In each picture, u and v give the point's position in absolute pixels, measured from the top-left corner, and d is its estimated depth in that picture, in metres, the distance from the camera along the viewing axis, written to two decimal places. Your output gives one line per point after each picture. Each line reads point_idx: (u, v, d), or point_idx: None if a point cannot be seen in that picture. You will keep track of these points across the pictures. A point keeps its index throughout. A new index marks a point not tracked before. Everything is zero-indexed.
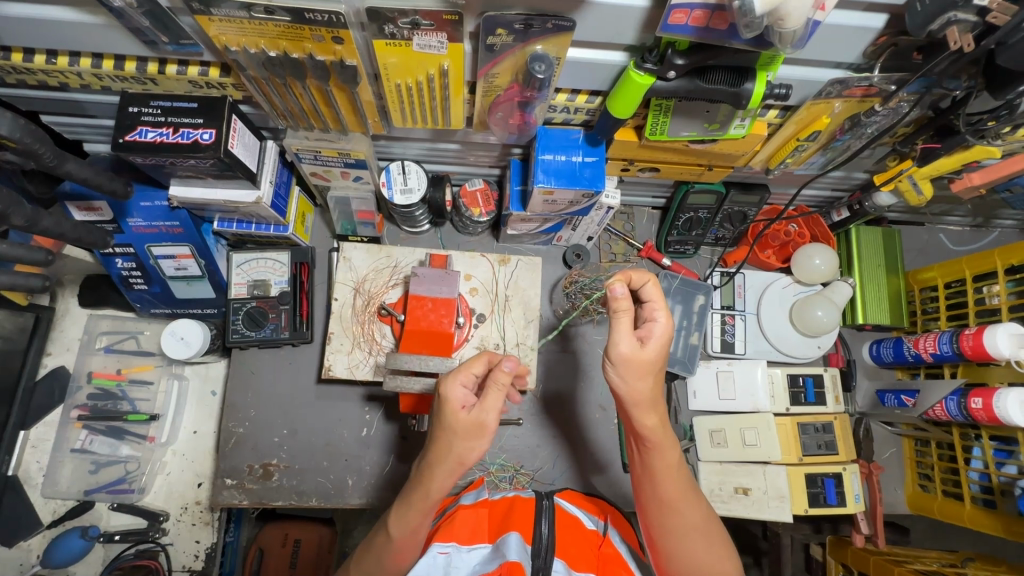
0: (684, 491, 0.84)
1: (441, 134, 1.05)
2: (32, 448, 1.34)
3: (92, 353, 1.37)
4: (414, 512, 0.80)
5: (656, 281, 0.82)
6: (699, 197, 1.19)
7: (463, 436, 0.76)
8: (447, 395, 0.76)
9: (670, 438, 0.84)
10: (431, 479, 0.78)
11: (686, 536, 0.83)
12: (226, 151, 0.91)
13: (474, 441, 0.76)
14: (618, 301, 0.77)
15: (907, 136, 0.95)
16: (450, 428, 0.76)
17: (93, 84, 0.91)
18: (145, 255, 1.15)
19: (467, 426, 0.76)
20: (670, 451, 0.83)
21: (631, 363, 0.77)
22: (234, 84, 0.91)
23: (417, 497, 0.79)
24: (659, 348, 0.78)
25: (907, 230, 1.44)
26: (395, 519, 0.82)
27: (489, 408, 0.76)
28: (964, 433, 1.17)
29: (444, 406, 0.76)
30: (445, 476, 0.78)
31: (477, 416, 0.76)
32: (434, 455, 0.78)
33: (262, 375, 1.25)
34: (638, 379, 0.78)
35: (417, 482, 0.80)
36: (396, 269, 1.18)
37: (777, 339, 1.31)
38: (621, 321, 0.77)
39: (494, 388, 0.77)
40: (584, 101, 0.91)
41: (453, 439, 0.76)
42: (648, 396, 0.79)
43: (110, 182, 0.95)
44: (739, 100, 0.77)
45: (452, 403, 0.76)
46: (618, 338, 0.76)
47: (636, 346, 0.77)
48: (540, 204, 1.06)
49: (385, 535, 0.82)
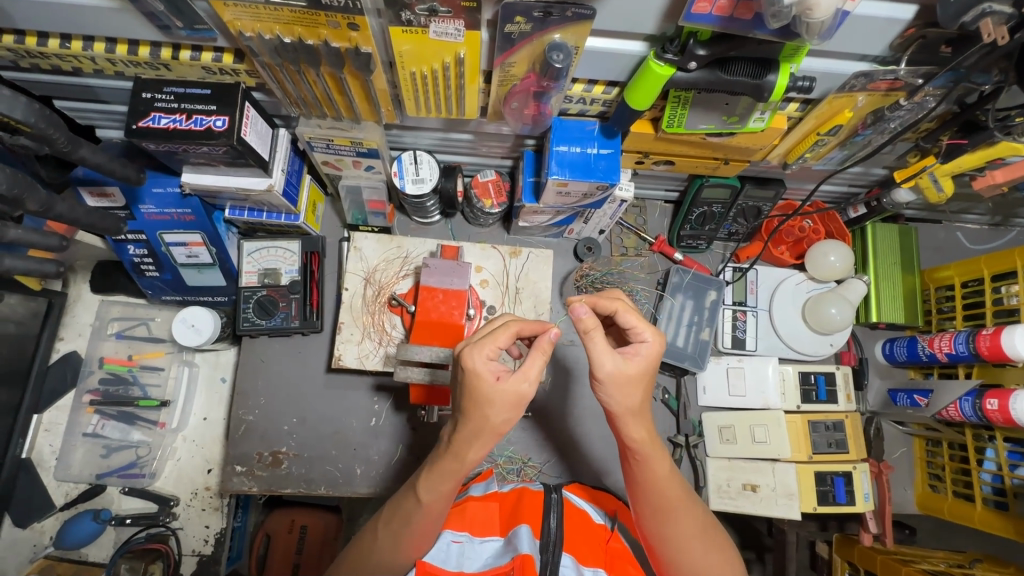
0: (677, 501, 0.83)
1: (454, 124, 1.04)
2: (45, 431, 1.35)
3: (104, 339, 1.38)
4: (447, 475, 0.78)
5: (631, 304, 0.81)
6: (713, 191, 1.18)
7: (501, 406, 0.72)
8: (479, 365, 0.72)
9: (659, 449, 0.82)
10: (465, 446, 0.75)
11: (685, 543, 0.83)
12: (238, 138, 0.90)
13: (510, 411, 0.73)
14: (584, 323, 0.74)
15: (931, 132, 0.93)
16: (488, 399, 0.72)
17: (106, 69, 0.90)
18: (157, 242, 1.15)
19: (504, 398, 0.72)
20: (659, 462, 0.81)
21: (616, 380, 0.75)
22: (247, 71, 0.90)
23: (448, 464, 0.77)
24: (647, 361, 0.77)
25: (924, 228, 1.42)
26: (424, 485, 0.79)
27: (529, 376, 0.72)
28: (977, 434, 1.15)
29: (476, 377, 0.71)
30: (478, 445, 0.75)
31: (514, 385, 0.72)
32: (468, 426, 0.74)
33: (271, 364, 1.25)
34: (620, 397, 0.77)
35: (449, 451, 0.77)
36: (406, 260, 1.18)
37: (790, 337, 1.30)
38: (597, 342, 0.75)
39: (535, 354, 0.74)
40: (601, 92, 0.89)
41: (489, 410, 0.72)
42: (637, 409, 0.78)
43: (122, 168, 0.95)
44: (760, 92, 0.76)
45: (485, 372, 0.71)
46: (598, 359, 0.74)
47: (616, 365, 0.75)
48: (553, 195, 1.05)
49: (414, 499, 0.80)
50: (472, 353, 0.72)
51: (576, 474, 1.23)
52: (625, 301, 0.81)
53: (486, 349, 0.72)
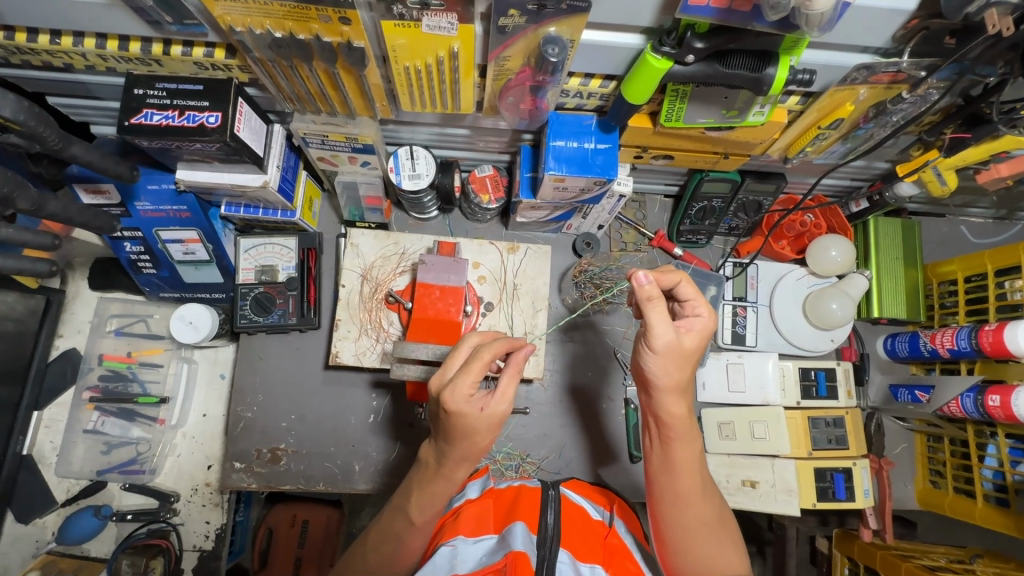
0: (700, 486, 0.85)
1: (450, 119, 1.03)
2: (46, 428, 1.36)
3: (103, 336, 1.38)
4: (437, 496, 0.84)
5: (690, 280, 0.83)
6: (713, 185, 1.16)
7: (487, 431, 0.78)
8: (460, 403, 0.76)
9: (693, 433, 0.85)
10: (455, 468, 0.83)
11: (697, 529, 0.84)
12: (232, 135, 0.89)
13: (493, 431, 0.80)
14: (645, 290, 0.78)
15: (934, 125, 0.92)
16: (474, 428, 0.77)
17: (97, 65, 0.89)
18: (153, 239, 1.15)
19: (488, 423, 0.78)
20: (692, 443, 0.84)
21: (673, 352, 0.80)
22: (239, 66, 0.89)
23: (439, 487, 0.83)
24: (699, 338, 0.82)
25: (927, 222, 1.40)
26: (415, 508, 0.84)
27: (506, 398, 0.79)
28: (979, 430, 1.15)
29: (459, 413, 0.76)
30: (464, 463, 0.83)
31: (494, 410, 0.78)
32: (456, 453, 0.81)
33: (269, 360, 1.25)
34: (671, 368, 0.81)
35: (438, 475, 0.83)
36: (403, 257, 1.17)
37: (790, 333, 1.29)
38: (655, 312, 0.79)
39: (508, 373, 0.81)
40: (598, 86, 0.88)
41: (475, 436, 0.79)
42: (683, 385, 0.82)
43: (115, 166, 0.94)
44: (759, 86, 0.74)
45: (469, 405, 0.76)
46: (656, 329, 0.79)
47: (671, 336, 0.79)
48: (550, 190, 1.03)
49: (406, 521, 0.85)
50: (453, 391, 0.76)
51: (577, 469, 1.22)
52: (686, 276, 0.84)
53: (464, 387, 0.76)
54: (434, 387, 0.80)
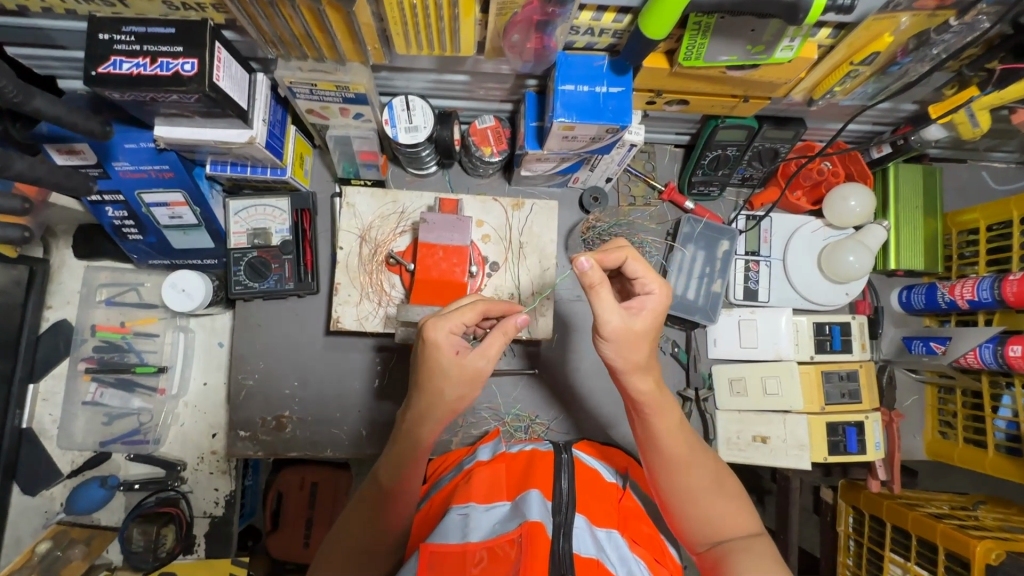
0: (687, 450, 0.83)
1: (448, 63, 0.95)
2: (43, 400, 1.33)
3: (94, 306, 1.33)
4: (406, 458, 0.81)
5: (639, 254, 0.76)
6: (729, 133, 1.10)
7: (457, 381, 0.74)
8: (442, 339, 0.74)
9: (666, 402, 0.82)
10: (418, 426, 0.79)
11: (692, 493, 0.82)
12: (211, 84, 0.82)
13: (467, 388, 0.75)
14: (588, 277, 0.70)
15: (975, 59, 0.85)
16: (444, 375, 0.74)
17: (56, 7, 0.81)
18: (136, 203, 1.08)
19: (461, 373, 0.74)
20: (667, 415, 0.81)
21: (625, 336, 0.74)
22: (214, 5, 0.80)
23: (406, 446, 0.81)
24: (652, 317, 0.75)
25: (948, 168, 1.34)
26: (386, 470, 0.82)
27: (487, 354, 0.75)
28: (993, 380, 1.13)
29: (436, 348, 0.74)
30: (433, 422, 0.78)
31: (472, 362, 0.74)
32: (423, 404, 0.76)
33: (268, 327, 1.21)
34: (632, 350, 0.75)
35: (404, 432, 0.80)
36: (402, 216, 1.11)
37: (805, 287, 1.25)
38: (602, 295, 0.72)
39: (498, 333, 0.76)
40: (611, 21, 0.80)
41: (446, 386, 0.74)
42: (644, 363, 0.77)
43: (87, 122, 0.86)
44: (794, 14, 0.67)
45: (443, 347, 0.73)
46: (604, 316, 0.72)
47: (621, 320, 0.73)
48: (557, 140, 0.97)
49: (377, 488, 0.82)
50: (437, 323, 0.75)
51: (585, 428, 1.21)
52: (632, 251, 0.77)
53: (450, 324, 0.74)
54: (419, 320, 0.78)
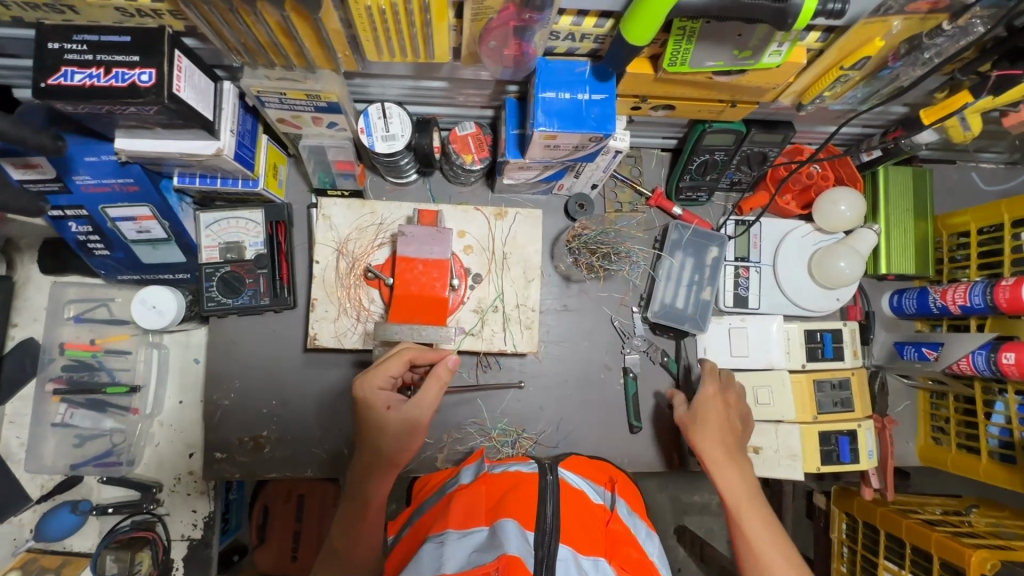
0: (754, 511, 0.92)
1: (424, 69, 0.91)
2: (10, 423, 1.28)
3: (62, 324, 1.28)
4: (353, 518, 0.86)
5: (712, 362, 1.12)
6: (717, 137, 1.06)
7: (394, 433, 0.85)
8: (372, 395, 0.85)
9: (732, 465, 0.98)
10: (366, 486, 0.87)
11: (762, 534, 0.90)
12: (170, 96, 0.77)
13: (406, 436, 0.86)
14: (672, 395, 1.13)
15: (967, 62, 0.82)
16: (381, 428, 0.84)
17: (1, 15, 0.76)
18: (101, 218, 1.03)
19: (394, 423, 0.84)
20: (732, 467, 0.98)
21: (687, 420, 1.05)
22: (171, 12, 0.76)
23: (357, 506, 0.87)
24: (717, 409, 1.05)
25: (937, 169, 1.32)
26: (339, 531, 0.87)
27: (420, 403, 0.85)
28: (986, 387, 1.12)
29: (368, 402, 0.85)
30: (379, 477, 0.86)
31: (401, 412, 0.84)
32: (365, 459, 0.87)
33: (244, 344, 1.17)
34: (704, 436, 1.01)
35: (355, 489, 0.88)
36: (381, 227, 1.07)
37: (795, 293, 1.23)
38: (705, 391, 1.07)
39: (433, 381, 0.86)
40: (592, 26, 0.76)
41: (383, 439, 0.85)
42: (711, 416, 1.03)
43: (39, 136, 0.81)
44: (783, 19, 0.63)
45: (376, 402, 0.85)
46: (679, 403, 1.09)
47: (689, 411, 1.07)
48: (540, 149, 0.93)
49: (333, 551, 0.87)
50: (363, 381, 0.85)
51: (574, 442, 1.18)
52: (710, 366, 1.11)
53: (377, 381, 0.85)
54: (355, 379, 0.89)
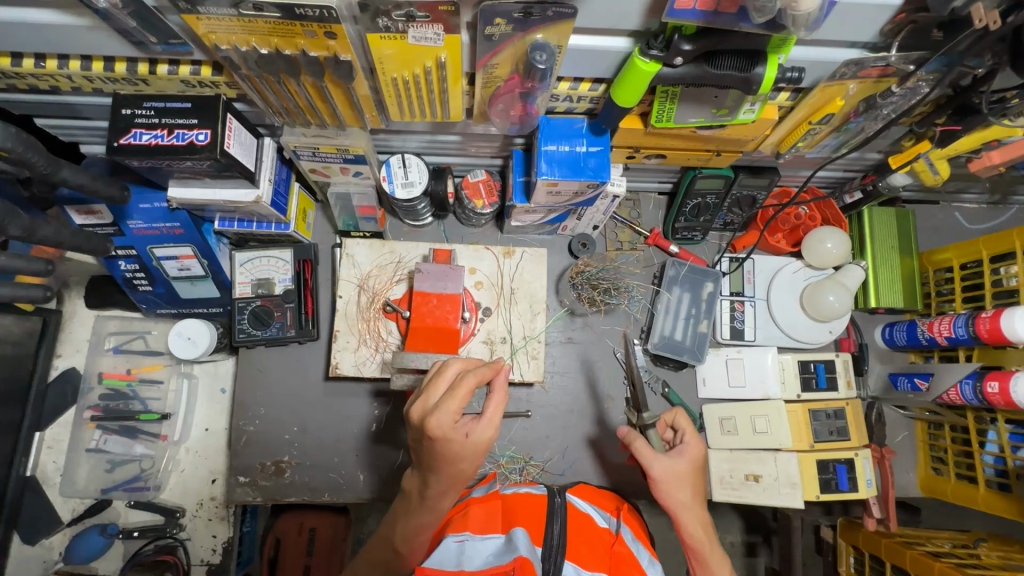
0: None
1: (440, 126, 1.03)
2: (48, 448, 1.36)
3: (102, 354, 1.38)
4: (422, 525, 0.86)
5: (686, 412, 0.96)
6: (707, 182, 1.16)
7: (472, 457, 0.79)
8: (448, 429, 0.76)
9: (718, 548, 0.87)
10: (439, 497, 0.83)
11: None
12: (222, 151, 0.89)
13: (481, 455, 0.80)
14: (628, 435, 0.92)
15: (925, 116, 0.92)
16: (460, 455, 0.78)
17: (84, 86, 0.89)
18: (148, 257, 1.15)
19: (474, 449, 0.78)
20: (723, 555, 0.87)
21: (672, 479, 0.88)
22: (227, 83, 0.88)
23: (425, 516, 0.85)
24: (691, 462, 0.90)
25: (921, 210, 1.40)
26: (402, 537, 0.87)
27: (492, 423, 0.79)
28: (979, 416, 1.16)
29: (446, 438, 0.76)
30: (449, 492, 0.83)
31: (481, 435, 0.77)
32: (440, 481, 0.81)
33: (270, 374, 1.25)
34: (678, 494, 0.88)
35: (424, 506, 0.85)
36: (400, 265, 1.17)
37: (789, 326, 1.29)
38: (642, 447, 0.89)
39: (496, 395, 0.80)
40: (587, 89, 0.88)
41: (463, 462, 0.79)
42: (687, 471, 0.89)
43: (106, 187, 0.94)
44: (748, 85, 0.74)
45: (454, 434, 0.76)
46: (651, 462, 0.87)
47: (665, 464, 0.89)
48: (543, 195, 1.03)
49: (393, 550, 0.88)
50: (438, 416, 0.76)
51: (580, 469, 1.22)
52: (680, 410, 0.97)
53: (453, 412, 0.76)
54: (416, 413, 0.78)
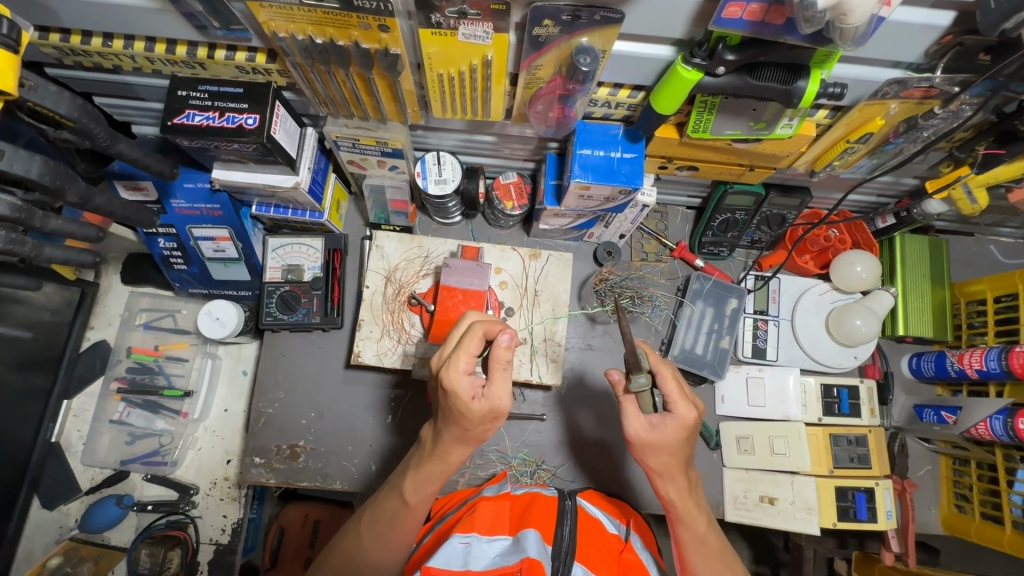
0: (712, 547, 0.90)
1: (477, 125, 1.05)
2: (74, 417, 1.40)
3: (132, 329, 1.42)
4: (431, 478, 0.86)
5: (678, 376, 0.84)
6: (737, 198, 1.16)
7: (479, 420, 0.79)
8: (455, 381, 0.77)
9: (696, 507, 0.89)
10: (450, 449, 0.84)
11: (707, 544, 0.89)
12: (268, 136, 0.92)
13: (489, 422, 0.80)
14: (617, 385, 0.88)
15: (965, 141, 0.92)
16: (464, 414, 0.78)
17: (144, 67, 0.93)
18: (186, 235, 1.19)
19: (481, 412, 0.78)
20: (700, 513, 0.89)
21: (641, 443, 0.84)
22: (279, 71, 0.91)
23: (434, 467, 0.85)
24: (675, 432, 0.82)
25: (955, 240, 1.38)
26: (410, 488, 0.87)
27: (498, 391, 0.78)
28: (1007, 454, 1.12)
29: (455, 393, 0.77)
30: (461, 447, 0.84)
31: (491, 399, 0.78)
32: (449, 435, 0.82)
33: (292, 359, 1.27)
34: (652, 456, 0.85)
35: (434, 456, 0.85)
36: (426, 260, 1.19)
37: (813, 349, 1.27)
38: (629, 404, 0.85)
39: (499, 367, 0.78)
40: (626, 96, 0.90)
41: (467, 422, 0.79)
42: (667, 444, 0.83)
43: (156, 163, 0.98)
44: (790, 98, 0.75)
45: (458, 394, 0.77)
46: (627, 421, 0.85)
47: (643, 428, 0.84)
48: (574, 199, 1.05)
49: (399, 500, 0.87)
50: (448, 370, 0.77)
51: (597, 459, 1.22)
52: (671, 371, 0.86)
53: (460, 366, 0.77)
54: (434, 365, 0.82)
